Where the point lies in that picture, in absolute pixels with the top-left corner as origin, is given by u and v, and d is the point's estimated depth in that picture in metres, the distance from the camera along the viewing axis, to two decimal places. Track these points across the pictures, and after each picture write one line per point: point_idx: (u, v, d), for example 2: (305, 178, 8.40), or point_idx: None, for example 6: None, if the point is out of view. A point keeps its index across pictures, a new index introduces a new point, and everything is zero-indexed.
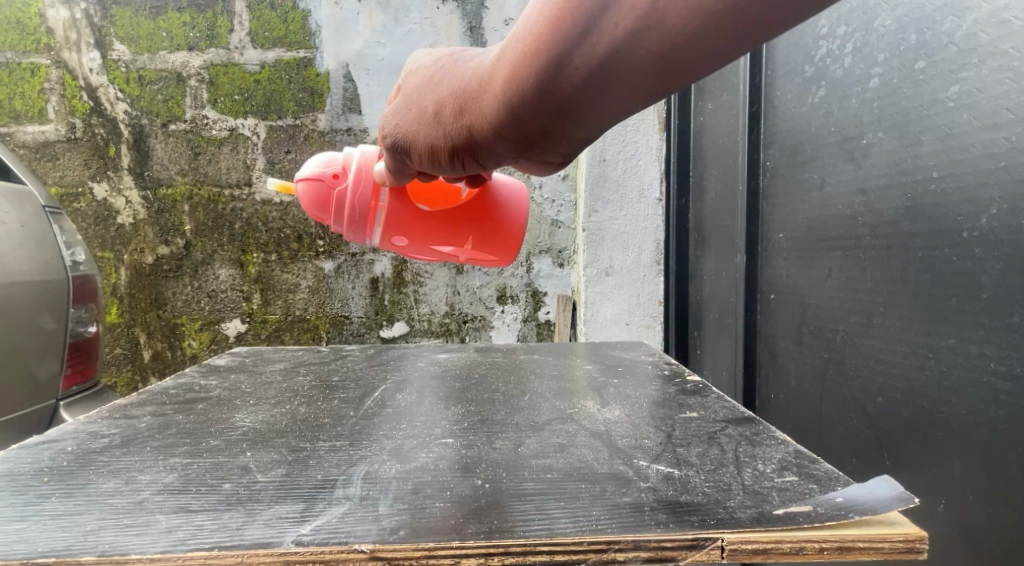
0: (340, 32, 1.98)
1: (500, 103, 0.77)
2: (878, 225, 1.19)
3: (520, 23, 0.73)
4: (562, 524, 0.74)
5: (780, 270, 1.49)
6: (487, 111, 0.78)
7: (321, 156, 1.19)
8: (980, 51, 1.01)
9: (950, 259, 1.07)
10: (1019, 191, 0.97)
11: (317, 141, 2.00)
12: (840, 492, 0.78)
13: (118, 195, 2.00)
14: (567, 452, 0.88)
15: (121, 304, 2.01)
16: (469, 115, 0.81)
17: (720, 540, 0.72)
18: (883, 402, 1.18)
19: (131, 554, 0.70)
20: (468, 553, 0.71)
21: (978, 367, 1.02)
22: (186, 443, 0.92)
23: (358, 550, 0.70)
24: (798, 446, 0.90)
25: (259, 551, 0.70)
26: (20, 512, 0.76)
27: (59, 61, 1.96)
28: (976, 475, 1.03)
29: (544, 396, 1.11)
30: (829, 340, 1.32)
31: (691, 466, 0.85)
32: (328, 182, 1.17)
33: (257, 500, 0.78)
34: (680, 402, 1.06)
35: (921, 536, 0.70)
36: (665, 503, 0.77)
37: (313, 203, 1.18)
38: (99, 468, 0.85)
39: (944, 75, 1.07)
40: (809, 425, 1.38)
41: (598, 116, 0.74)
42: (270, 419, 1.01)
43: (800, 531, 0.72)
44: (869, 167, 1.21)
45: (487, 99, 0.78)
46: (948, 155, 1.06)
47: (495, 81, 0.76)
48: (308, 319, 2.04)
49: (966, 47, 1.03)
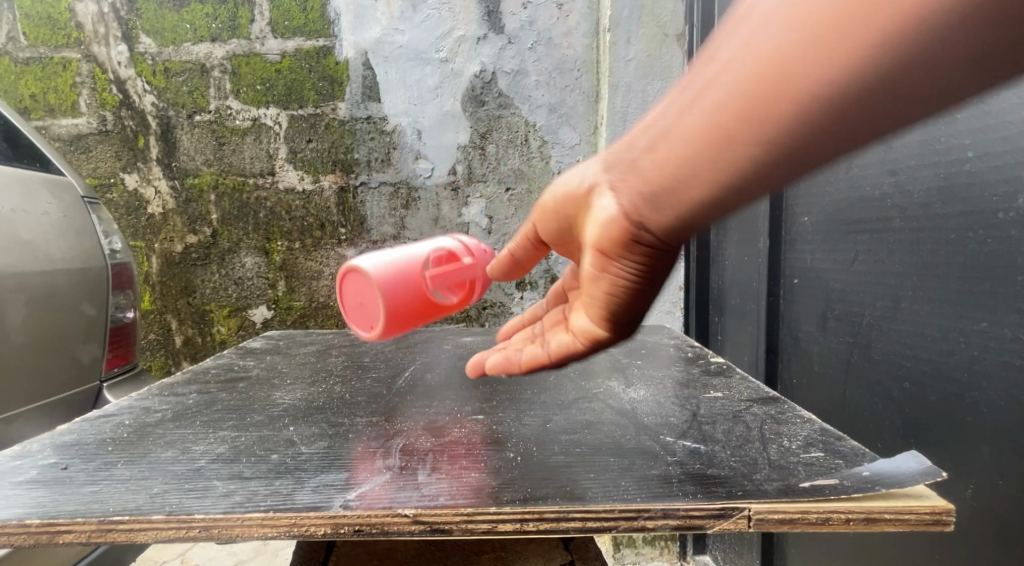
0: (358, 20, 2.00)
1: (677, 145, 0.78)
2: (908, 207, 1.21)
3: (710, 80, 0.75)
4: (592, 493, 0.77)
5: (805, 253, 1.51)
6: (658, 154, 0.80)
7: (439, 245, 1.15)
8: None
9: (983, 241, 1.09)
10: None
11: (337, 130, 2.03)
12: (866, 466, 0.80)
13: (148, 185, 2.05)
14: (593, 428, 0.92)
15: (153, 291, 2.08)
16: (637, 164, 0.83)
17: (747, 510, 0.75)
18: (910, 386, 1.21)
19: (195, 514, 0.74)
20: (505, 518, 0.74)
21: (1010, 352, 1.06)
22: (232, 417, 0.96)
23: (401, 514, 0.74)
24: (823, 423, 0.92)
25: (310, 514, 0.74)
26: (92, 476, 0.81)
27: (89, 55, 2.01)
28: (1006, 456, 1.07)
29: (568, 376, 1.14)
30: (854, 324, 1.34)
31: (717, 442, 0.87)
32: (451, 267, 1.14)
33: (304, 469, 0.82)
34: (705, 382, 1.09)
35: (948, 509, 0.73)
36: (692, 475, 0.80)
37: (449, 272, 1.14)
38: (156, 438, 0.90)
39: None
40: (834, 407, 1.41)
41: (748, 168, 0.76)
42: (309, 396, 1.05)
43: (827, 502, 0.75)
44: (900, 147, 1.23)
45: (659, 143, 0.79)
46: (985, 134, 1.09)
47: (681, 125, 0.77)
48: (331, 306, 2.09)
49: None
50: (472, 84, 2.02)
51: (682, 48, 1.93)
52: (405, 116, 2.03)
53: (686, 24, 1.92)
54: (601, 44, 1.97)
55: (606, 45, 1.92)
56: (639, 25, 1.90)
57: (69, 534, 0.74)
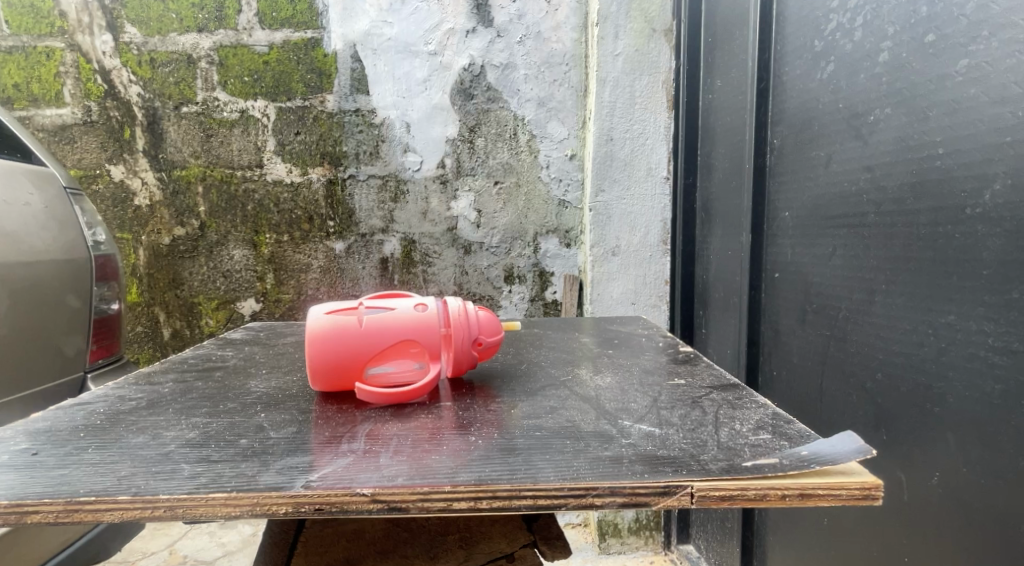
0: (347, 12, 2.01)
1: None
2: (882, 202, 1.25)
3: None
4: (546, 474, 0.80)
5: (784, 248, 1.53)
6: None
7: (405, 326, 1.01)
8: (990, 24, 1.08)
9: (952, 236, 1.13)
10: None
11: (325, 122, 2.05)
12: (805, 446, 0.83)
13: (134, 177, 2.07)
14: (557, 414, 0.94)
15: (140, 284, 2.09)
16: None
17: (689, 488, 0.78)
18: (882, 377, 1.25)
19: (160, 494, 0.77)
20: (459, 496, 0.78)
21: (975, 343, 1.10)
22: (205, 404, 0.99)
23: (359, 493, 0.77)
24: (777, 408, 0.94)
25: (273, 494, 0.77)
26: (62, 460, 0.83)
27: (73, 44, 2.02)
28: (970, 447, 1.11)
29: (543, 366, 1.17)
30: (831, 318, 1.38)
31: (671, 426, 0.90)
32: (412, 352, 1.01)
33: (270, 452, 0.84)
34: (671, 370, 1.12)
35: (876, 485, 0.77)
36: (644, 457, 0.83)
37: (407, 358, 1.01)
38: (128, 425, 0.92)
39: (954, 48, 1.13)
40: (809, 399, 1.44)
41: None
42: (283, 385, 1.07)
43: (763, 479, 0.79)
44: (876, 143, 1.26)
45: None
46: (956, 131, 1.13)
47: None
48: (320, 299, 2.10)
49: (975, 20, 1.10)
50: (462, 77, 2.04)
51: (669, 44, 1.95)
52: (394, 109, 2.05)
53: (675, 19, 1.94)
54: (589, 38, 1.99)
55: (595, 39, 1.94)
56: (627, 19, 1.92)
57: (37, 515, 0.76)
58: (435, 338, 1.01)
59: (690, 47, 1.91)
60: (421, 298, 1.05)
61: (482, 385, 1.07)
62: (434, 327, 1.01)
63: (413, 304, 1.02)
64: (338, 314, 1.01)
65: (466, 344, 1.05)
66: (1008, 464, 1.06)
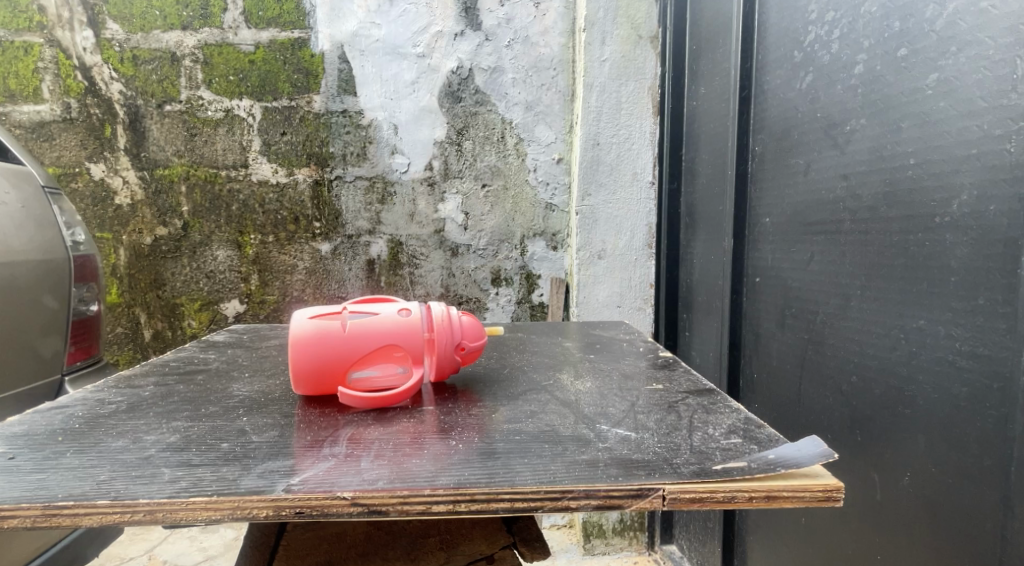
0: (335, 12, 2.03)
1: None
2: (857, 210, 1.27)
3: None
4: (523, 477, 0.81)
5: (764, 253, 1.56)
6: None
7: (391, 330, 1.02)
8: (958, 40, 1.11)
9: (922, 244, 1.16)
10: (989, 178, 1.07)
11: (312, 122, 2.06)
12: (772, 450, 0.85)
13: (116, 175, 2.07)
14: (537, 418, 0.96)
15: (120, 284, 2.09)
16: None
17: (661, 490, 0.80)
18: (856, 380, 1.28)
19: (139, 499, 0.78)
20: (438, 499, 0.79)
21: (943, 348, 1.13)
22: (187, 409, 1.00)
23: (340, 496, 0.79)
24: (750, 412, 0.96)
25: (254, 497, 0.78)
26: (40, 464, 0.84)
27: (52, 40, 2.02)
28: (938, 448, 1.14)
29: (526, 370, 1.19)
30: (809, 322, 1.40)
31: (647, 430, 0.92)
32: (398, 357, 1.02)
33: (252, 456, 0.86)
34: (650, 375, 1.14)
35: (838, 486, 0.79)
36: (619, 460, 0.85)
37: (392, 362, 1.03)
38: (108, 429, 0.93)
39: (924, 62, 1.15)
40: (788, 402, 1.47)
41: None
42: (265, 388, 1.08)
43: (732, 482, 0.81)
44: (852, 152, 1.28)
45: None
46: (926, 143, 1.15)
47: None
48: (305, 299, 2.11)
49: (945, 35, 1.12)
50: (449, 79, 2.05)
51: (655, 51, 1.98)
52: (381, 111, 2.06)
53: (660, 26, 1.96)
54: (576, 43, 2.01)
55: (582, 45, 1.96)
56: (613, 26, 1.94)
57: (14, 519, 0.77)
58: (419, 343, 1.03)
59: (675, 53, 1.93)
60: (405, 303, 1.06)
61: (465, 389, 1.09)
62: (418, 332, 1.03)
63: (397, 309, 1.04)
64: (322, 319, 1.02)
65: (450, 351, 1.07)
66: (975, 465, 1.09)
